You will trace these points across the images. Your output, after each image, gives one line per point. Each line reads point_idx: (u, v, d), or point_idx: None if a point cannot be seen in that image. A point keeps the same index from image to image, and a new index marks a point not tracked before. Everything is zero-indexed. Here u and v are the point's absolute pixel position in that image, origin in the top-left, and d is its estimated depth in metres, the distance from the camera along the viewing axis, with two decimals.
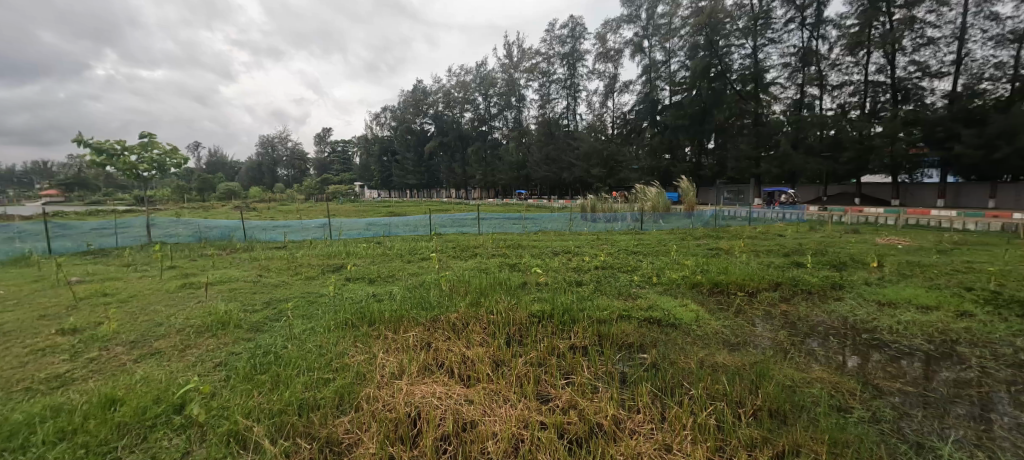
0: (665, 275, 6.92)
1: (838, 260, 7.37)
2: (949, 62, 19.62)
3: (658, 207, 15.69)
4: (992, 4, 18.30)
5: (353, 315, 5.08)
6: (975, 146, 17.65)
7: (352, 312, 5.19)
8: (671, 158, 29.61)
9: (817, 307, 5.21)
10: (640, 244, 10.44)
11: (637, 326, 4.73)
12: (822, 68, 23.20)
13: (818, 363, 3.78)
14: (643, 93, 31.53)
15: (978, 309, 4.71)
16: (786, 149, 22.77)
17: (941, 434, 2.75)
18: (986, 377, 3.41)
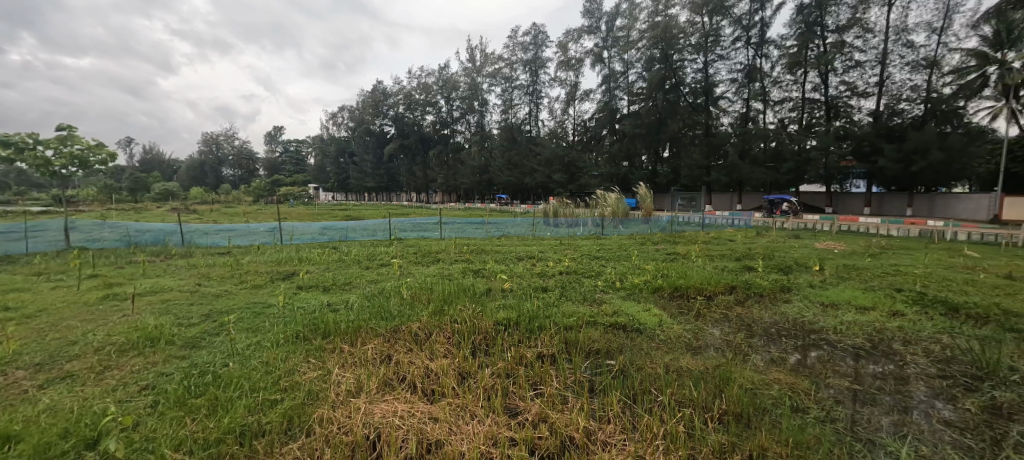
0: (627, 280, 7.03)
1: (785, 264, 7.85)
2: (871, 84, 21.80)
3: (617, 213, 16.12)
4: (907, 33, 20.58)
5: (306, 328, 4.69)
6: (895, 160, 19.77)
7: (306, 324, 4.79)
8: (629, 165, 30.68)
9: (768, 310, 5.48)
10: (603, 249, 10.60)
11: (602, 332, 4.72)
12: (765, 85, 25.03)
13: (774, 364, 3.91)
14: (603, 102, 32.52)
15: (908, 309, 5.13)
16: (734, 159, 24.40)
17: (884, 427, 2.86)
18: (916, 369, 3.67)
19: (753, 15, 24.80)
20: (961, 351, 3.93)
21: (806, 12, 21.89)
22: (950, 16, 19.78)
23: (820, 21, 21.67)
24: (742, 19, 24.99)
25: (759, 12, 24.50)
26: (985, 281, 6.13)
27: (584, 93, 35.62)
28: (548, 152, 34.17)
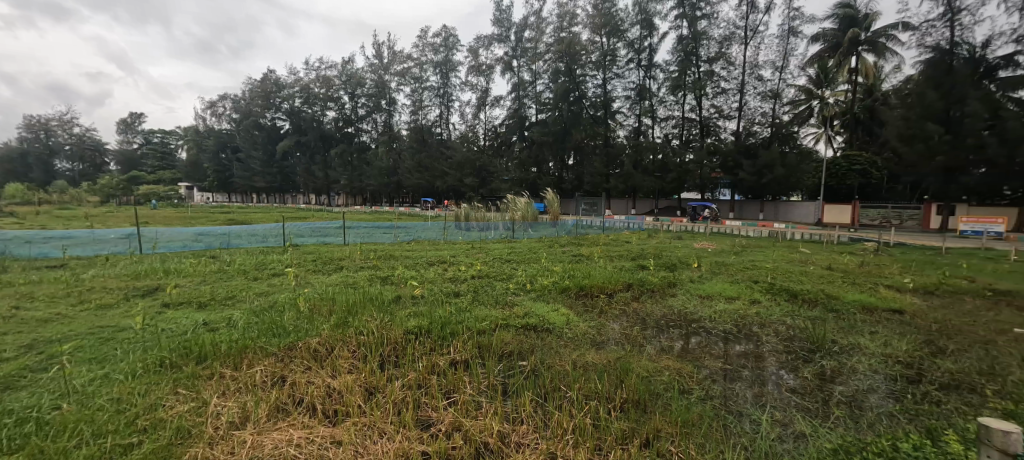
0: (537, 281, 7.26)
1: (671, 262, 8.87)
2: (731, 109, 26.06)
3: (527, 217, 16.65)
4: (757, 69, 25.04)
5: (173, 353, 3.87)
6: (752, 174, 23.89)
7: (173, 348, 3.96)
8: (537, 171, 32.04)
9: (658, 303, 6.12)
10: (514, 252, 10.81)
11: (514, 334, 4.77)
12: (653, 103, 28.30)
13: (664, 353, 4.34)
14: (513, 109, 33.54)
15: (762, 297, 6.16)
16: (628, 168, 27.03)
17: (747, 398, 3.33)
18: (768, 347, 4.40)
19: (643, 41, 27.88)
20: (799, 330, 4.82)
21: (684, 43, 25.32)
22: (784, 59, 24.61)
23: (695, 52, 25.24)
24: (634, 43, 27.90)
25: (647, 38, 27.62)
26: (812, 272, 7.67)
27: (494, 99, 36.31)
28: (460, 157, 33.95)
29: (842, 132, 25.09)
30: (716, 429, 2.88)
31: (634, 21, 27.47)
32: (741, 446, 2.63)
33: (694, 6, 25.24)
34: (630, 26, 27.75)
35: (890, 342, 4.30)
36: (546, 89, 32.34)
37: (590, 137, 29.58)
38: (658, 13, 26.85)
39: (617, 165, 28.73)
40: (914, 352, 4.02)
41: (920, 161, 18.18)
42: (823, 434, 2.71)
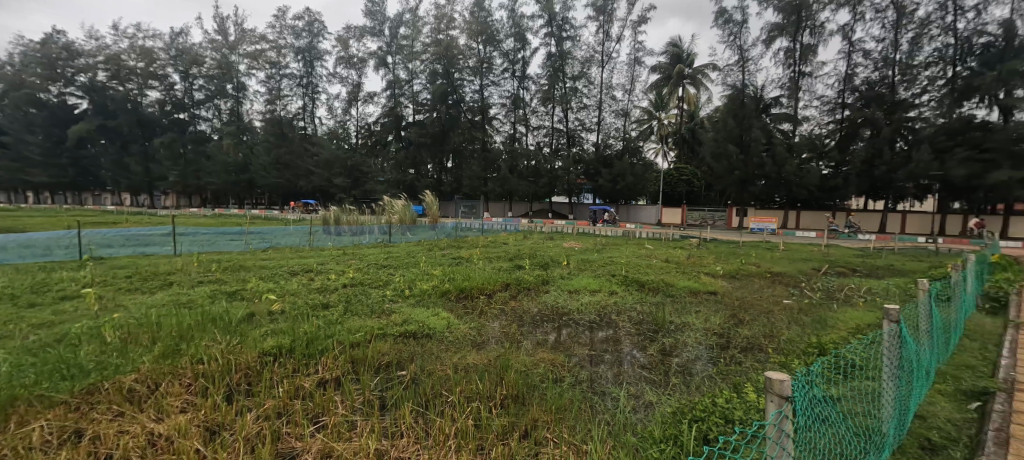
0: (416, 286, 6.97)
1: (543, 261, 9.55)
2: (592, 123, 29.48)
3: (405, 220, 16.01)
4: (610, 91, 28.90)
5: None
6: (608, 181, 27.40)
7: None
8: (415, 172, 31.11)
9: (533, 300, 6.50)
10: (391, 257, 10.19)
11: (392, 344, 4.46)
12: (526, 113, 30.18)
13: (539, 346, 4.57)
14: (389, 107, 31.91)
15: (619, 288, 7.05)
16: (504, 173, 28.31)
17: (609, 378, 3.74)
18: (623, 331, 5.05)
19: (517, 53, 29.50)
20: (645, 315, 5.64)
21: (552, 60, 27.68)
22: (631, 84, 28.92)
23: (562, 69, 27.81)
24: (508, 54, 29.37)
25: (520, 51, 29.33)
26: (655, 265, 9.15)
27: (367, 95, 33.95)
28: (328, 153, 31.02)
29: (673, 149, 30.68)
30: (585, 410, 3.14)
31: (509, 33, 28.87)
32: (606, 420, 2.93)
33: (561, 27, 27.81)
34: (505, 37, 29.08)
35: (708, 319, 5.36)
36: (424, 90, 31.66)
37: (468, 140, 29.97)
38: (530, 28, 28.75)
39: (494, 170, 29.80)
40: (723, 325, 5.09)
41: (723, 173, 23.53)
42: (664, 400, 3.19)
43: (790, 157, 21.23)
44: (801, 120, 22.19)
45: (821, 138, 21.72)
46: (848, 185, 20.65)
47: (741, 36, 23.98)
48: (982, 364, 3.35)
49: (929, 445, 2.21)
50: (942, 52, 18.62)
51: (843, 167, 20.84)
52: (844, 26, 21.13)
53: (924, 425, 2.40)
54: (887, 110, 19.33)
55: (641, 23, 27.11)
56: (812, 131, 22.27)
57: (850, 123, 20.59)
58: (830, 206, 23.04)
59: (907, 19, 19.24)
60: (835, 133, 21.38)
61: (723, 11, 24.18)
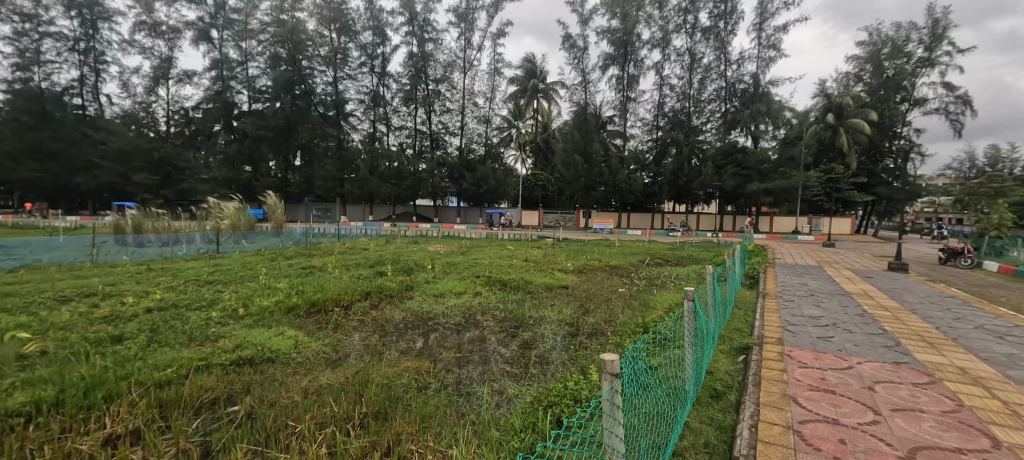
0: (253, 304, 5.82)
1: (408, 266, 9.18)
2: (456, 128, 29.80)
3: (239, 225, 13.33)
4: (473, 98, 29.76)
5: None
6: (472, 185, 28.06)
7: None
8: (252, 170, 26.49)
9: (397, 308, 6.13)
10: (218, 270, 8.34)
11: (217, 377, 3.59)
12: (388, 111, 28.73)
13: (404, 355, 4.31)
14: (214, 90, 26.10)
15: (484, 289, 7.26)
16: (364, 174, 26.44)
17: (475, 379, 3.75)
18: (488, 330, 5.18)
19: (376, 47, 27.86)
20: (507, 313, 5.89)
21: (414, 60, 27.03)
22: (492, 93, 30.30)
23: (424, 71, 27.38)
24: (366, 47, 27.52)
25: (380, 46, 27.80)
26: (515, 264, 9.74)
27: (183, 73, 27.35)
28: (123, 141, 23.88)
29: (530, 157, 33.31)
30: (449, 413, 3.06)
31: (366, 25, 27.07)
32: (470, 420, 2.92)
33: (422, 28, 27.40)
34: (362, 29, 27.17)
35: (562, 310, 5.94)
36: (262, 75, 27.21)
37: (320, 137, 26.91)
38: (390, 24, 27.51)
39: (352, 170, 27.52)
40: (573, 315, 5.71)
41: (571, 180, 26.66)
42: (525, 391, 3.37)
43: (621, 168, 25.30)
44: (628, 136, 26.66)
45: (643, 152, 26.43)
46: (661, 191, 25.72)
47: (583, 61, 27.57)
48: (743, 327, 4.52)
49: (715, 393, 2.85)
50: (718, 93, 24.81)
51: (657, 178, 25.86)
52: (656, 64, 26.27)
53: (711, 378, 3.09)
54: (686, 133, 24.79)
55: (500, 36, 28.69)
56: (636, 146, 26.92)
57: (663, 142, 25.69)
58: (649, 209, 28.26)
59: (696, 64, 25.10)
60: (653, 149, 26.33)
61: (568, 37, 27.41)
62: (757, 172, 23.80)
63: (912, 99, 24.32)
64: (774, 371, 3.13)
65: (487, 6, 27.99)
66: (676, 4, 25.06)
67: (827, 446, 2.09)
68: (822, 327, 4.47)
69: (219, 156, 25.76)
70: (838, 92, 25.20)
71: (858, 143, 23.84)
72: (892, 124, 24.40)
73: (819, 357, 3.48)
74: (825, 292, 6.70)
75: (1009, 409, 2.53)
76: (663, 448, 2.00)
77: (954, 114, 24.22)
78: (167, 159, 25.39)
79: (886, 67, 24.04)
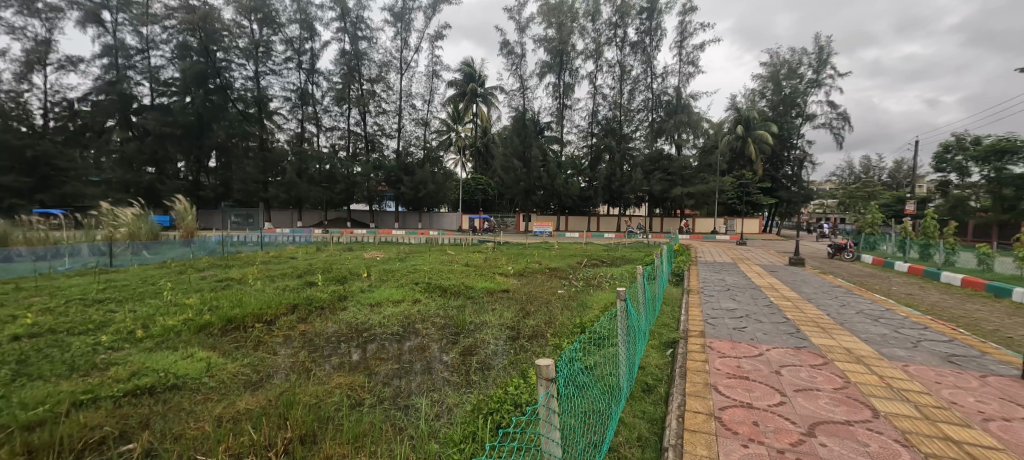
0: (155, 324, 5.07)
1: (340, 275, 8.62)
2: (392, 130, 28.77)
3: (139, 234, 11.59)
4: (412, 99, 29.00)
5: None
6: (411, 188, 27.20)
7: None
8: (156, 172, 23.44)
9: (328, 320, 5.69)
10: (109, 287, 7.17)
11: (106, 412, 3.04)
12: (317, 111, 26.97)
13: (336, 371, 3.97)
14: (106, 80, 22.67)
15: (423, 296, 7.03)
16: (291, 177, 24.63)
17: (416, 390, 3.58)
18: (429, 338, 5.01)
19: (303, 42, 26.07)
20: (448, 320, 5.74)
21: (346, 57, 25.71)
22: (430, 95, 29.73)
23: (357, 69, 26.15)
24: (292, 42, 25.66)
25: (308, 41, 26.07)
26: (454, 269, 9.59)
27: (67, 59, 23.42)
28: None
29: (471, 161, 33.15)
30: (386, 429, 2.86)
31: (292, 18, 25.25)
32: (409, 435, 2.76)
33: (355, 25, 26.18)
34: (287, 22, 25.30)
35: (503, 314, 5.94)
36: (168, 66, 24.22)
37: (239, 136, 24.52)
38: (319, 18, 25.91)
39: (277, 173, 25.46)
40: (514, 318, 5.73)
41: (511, 184, 26.97)
42: (465, 399, 3.28)
43: (559, 173, 26.08)
44: (565, 142, 27.57)
45: (579, 158, 27.49)
46: (596, 195, 26.91)
47: (521, 67, 28.09)
48: (671, 322, 4.84)
49: (646, 387, 3.00)
50: (645, 103, 26.60)
51: (593, 182, 27.07)
52: (589, 74, 27.51)
53: (643, 373, 3.24)
54: (618, 141, 26.23)
55: (438, 39, 28.29)
56: (573, 152, 27.92)
57: (597, 148, 26.92)
58: (586, 212, 29.44)
59: (626, 76, 26.72)
60: (588, 155, 27.49)
61: (506, 43, 27.80)
62: (680, 177, 26.00)
63: (804, 115, 27.99)
64: (697, 363, 3.37)
65: (424, 7, 27.48)
66: (607, 18, 26.50)
67: (742, 429, 2.27)
68: (737, 318, 4.93)
69: (113, 156, 22.44)
70: (746, 106, 28.25)
71: (763, 153, 26.95)
72: (789, 136, 27.88)
73: (735, 346, 3.81)
74: (739, 287, 7.42)
75: (882, 382, 2.96)
76: (600, 446, 2.02)
77: (836, 129, 28.26)
78: (45, 159, 20.16)
79: (783, 86, 27.42)
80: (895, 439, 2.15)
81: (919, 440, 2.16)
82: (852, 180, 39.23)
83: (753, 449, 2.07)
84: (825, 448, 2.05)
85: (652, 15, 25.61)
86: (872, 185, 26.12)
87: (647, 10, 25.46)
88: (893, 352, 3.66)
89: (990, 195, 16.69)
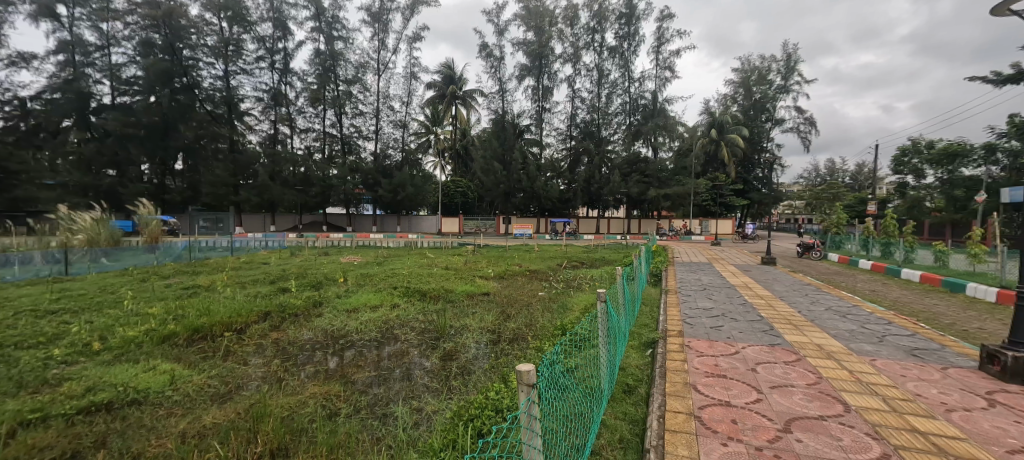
0: (114, 336, 4.76)
1: (316, 280, 8.36)
2: (369, 132, 28.27)
3: (99, 240, 10.95)
4: (390, 101, 28.58)
5: None
6: (389, 191, 26.74)
7: None
8: (117, 174, 22.29)
9: (303, 327, 5.49)
10: (63, 297, 6.71)
11: (57, 431, 2.81)
12: (291, 112, 26.25)
13: (310, 380, 3.81)
14: (62, 78, 21.41)
15: (401, 300, 6.90)
16: (264, 180, 23.92)
17: (396, 397, 3.48)
18: (408, 343, 4.90)
19: (276, 41, 25.35)
20: (427, 325, 5.62)
21: (321, 58, 25.14)
22: (408, 97, 29.36)
23: (333, 70, 25.61)
24: (264, 40, 24.91)
25: (281, 40, 25.37)
26: (434, 273, 9.44)
27: (19, 55, 22.01)
28: None
29: (449, 163, 32.87)
30: (363, 439, 2.76)
31: (264, 16, 24.51)
32: (387, 444, 2.67)
33: (331, 25, 25.63)
34: (259, 20, 24.54)
35: (483, 318, 5.87)
36: (130, 63, 23.06)
37: (207, 137, 23.57)
38: (292, 17, 25.25)
39: (249, 175, 24.62)
40: (495, 321, 5.67)
41: (490, 186, 26.93)
42: (446, 405, 3.20)
43: (538, 175, 26.16)
44: (545, 145, 27.69)
45: (558, 161, 27.67)
46: (575, 197, 27.14)
47: (500, 70, 28.13)
48: (650, 322, 4.90)
49: (627, 388, 3.01)
50: (623, 107, 27.06)
51: (572, 185, 27.30)
52: (568, 77, 27.78)
53: (623, 373, 3.26)
54: (596, 144, 26.55)
55: (416, 40, 27.99)
56: (552, 155, 28.09)
57: (576, 151, 27.21)
58: (566, 215, 29.64)
59: (604, 80, 27.13)
60: (567, 158, 27.76)
61: (485, 46, 27.81)
62: (656, 179, 26.62)
63: (773, 120, 29.09)
64: (677, 362, 3.41)
65: (402, 8, 27.21)
66: (585, 23, 26.86)
67: (722, 427, 2.29)
68: (713, 317, 5.03)
69: (69, 157, 21.30)
70: (719, 110, 29.14)
71: (735, 156, 27.93)
72: (759, 140, 28.93)
73: (712, 345, 3.88)
74: (714, 286, 7.60)
75: (853, 377, 3.06)
76: (582, 448, 2.00)
77: (803, 133, 29.49)
78: None
79: (754, 91, 28.43)
80: (866, 433, 2.21)
81: (889, 433, 2.23)
82: (818, 182, 40.98)
83: (733, 447, 2.09)
84: (801, 444, 2.09)
85: (630, 21, 26.11)
86: (837, 186, 27.35)
87: (626, 16, 25.95)
88: (860, 347, 3.80)
89: (943, 195, 17.75)
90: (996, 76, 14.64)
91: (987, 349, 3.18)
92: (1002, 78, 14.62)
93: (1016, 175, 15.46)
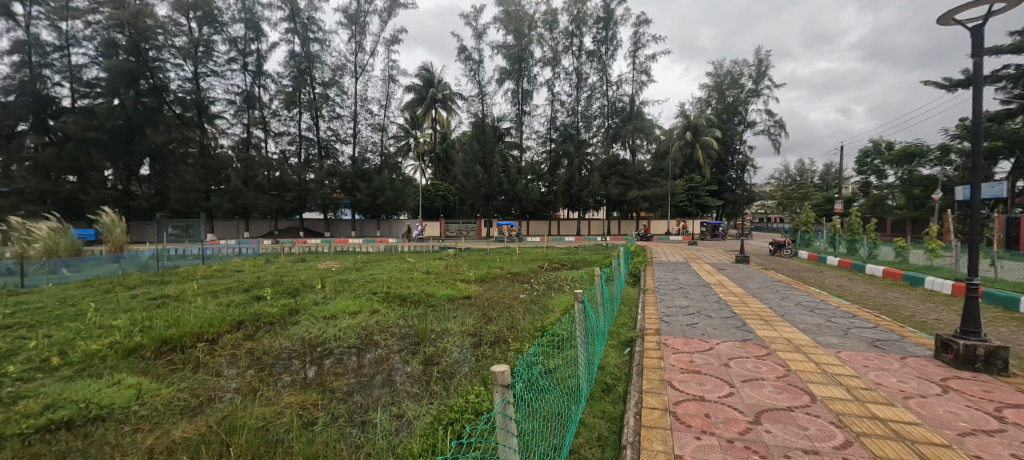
0: (75, 350, 4.52)
1: (292, 287, 8.14)
2: (347, 135, 27.84)
3: (59, 249, 10.35)
4: (369, 103, 28.28)
5: None
6: (368, 195, 26.37)
7: None
8: (78, 180, 21.20)
9: (279, 337, 5.31)
10: (19, 310, 6.34)
11: (12, 454, 2.66)
12: (265, 115, 25.60)
13: (286, 390, 3.72)
14: (17, 79, 20.28)
15: (381, 306, 6.74)
16: (236, 185, 23.24)
17: (375, 404, 3.42)
18: (390, 349, 4.82)
19: (248, 43, 24.70)
20: (408, 332, 5.49)
21: (296, 60, 24.66)
22: (387, 100, 29.07)
23: (309, 72, 25.12)
24: (237, 41, 24.25)
25: (254, 41, 24.75)
26: (415, 277, 9.31)
27: None
28: None
29: (430, 167, 32.62)
30: (341, 447, 2.69)
31: (235, 17, 23.84)
32: (365, 452, 2.63)
33: (306, 26, 25.17)
34: (231, 21, 23.88)
35: (464, 321, 5.85)
36: (92, 65, 22.00)
37: (177, 141, 22.62)
38: (265, 18, 24.71)
39: (220, 181, 23.85)
40: (476, 324, 5.66)
41: (471, 189, 26.90)
42: (426, 411, 3.16)
43: (519, 178, 26.19)
44: (525, 148, 27.84)
45: (538, 163, 27.73)
46: (556, 199, 27.31)
47: (479, 73, 28.21)
48: (628, 322, 4.96)
49: (605, 387, 3.05)
50: (602, 109, 27.53)
51: (553, 187, 27.48)
52: (548, 81, 28.04)
53: (602, 373, 3.29)
54: (576, 146, 26.80)
55: (394, 43, 27.79)
56: (532, 157, 28.21)
57: (555, 154, 27.30)
58: (547, 217, 29.74)
59: (583, 83, 27.54)
60: (547, 160, 27.78)
61: (464, 49, 27.79)
62: (635, 181, 27.13)
63: (745, 122, 30.07)
64: (653, 360, 3.48)
65: (379, 11, 26.95)
66: (563, 28, 27.18)
67: (695, 422, 2.35)
68: (688, 315, 5.14)
69: (25, 163, 19.95)
70: (695, 113, 30.01)
71: (709, 157, 28.85)
72: (732, 142, 29.93)
73: (688, 342, 3.96)
74: (689, 285, 7.78)
75: (819, 368, 3.18)
76: (560, 448, 2.01)
77: (773, 135, 30.63)
78: None
79: (727, 95, 29.37)
80: (831, 421, 2.31)
81: (851, 421, 2.33)
82: (788, 183, 42.70)
83: (705, 440, 2.14)
84: (770, 435, 2.17)
85: (607, 25, 26.61)
86: (806, 186, 28.49)
87: (603, 20, 26.45)
88: (826, 340, 3.97)
89: (903, 194, 18.77)
90: (947, 82, 15.60)
91: (940, 338, 3.37)
92: (953, 83, 15.60)
93: (966, 174, 16.52)
